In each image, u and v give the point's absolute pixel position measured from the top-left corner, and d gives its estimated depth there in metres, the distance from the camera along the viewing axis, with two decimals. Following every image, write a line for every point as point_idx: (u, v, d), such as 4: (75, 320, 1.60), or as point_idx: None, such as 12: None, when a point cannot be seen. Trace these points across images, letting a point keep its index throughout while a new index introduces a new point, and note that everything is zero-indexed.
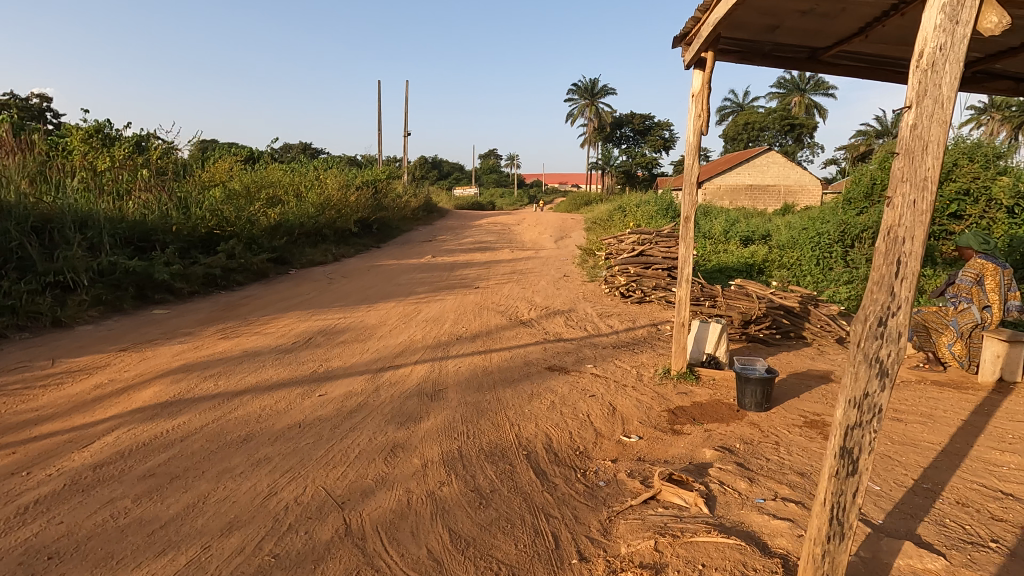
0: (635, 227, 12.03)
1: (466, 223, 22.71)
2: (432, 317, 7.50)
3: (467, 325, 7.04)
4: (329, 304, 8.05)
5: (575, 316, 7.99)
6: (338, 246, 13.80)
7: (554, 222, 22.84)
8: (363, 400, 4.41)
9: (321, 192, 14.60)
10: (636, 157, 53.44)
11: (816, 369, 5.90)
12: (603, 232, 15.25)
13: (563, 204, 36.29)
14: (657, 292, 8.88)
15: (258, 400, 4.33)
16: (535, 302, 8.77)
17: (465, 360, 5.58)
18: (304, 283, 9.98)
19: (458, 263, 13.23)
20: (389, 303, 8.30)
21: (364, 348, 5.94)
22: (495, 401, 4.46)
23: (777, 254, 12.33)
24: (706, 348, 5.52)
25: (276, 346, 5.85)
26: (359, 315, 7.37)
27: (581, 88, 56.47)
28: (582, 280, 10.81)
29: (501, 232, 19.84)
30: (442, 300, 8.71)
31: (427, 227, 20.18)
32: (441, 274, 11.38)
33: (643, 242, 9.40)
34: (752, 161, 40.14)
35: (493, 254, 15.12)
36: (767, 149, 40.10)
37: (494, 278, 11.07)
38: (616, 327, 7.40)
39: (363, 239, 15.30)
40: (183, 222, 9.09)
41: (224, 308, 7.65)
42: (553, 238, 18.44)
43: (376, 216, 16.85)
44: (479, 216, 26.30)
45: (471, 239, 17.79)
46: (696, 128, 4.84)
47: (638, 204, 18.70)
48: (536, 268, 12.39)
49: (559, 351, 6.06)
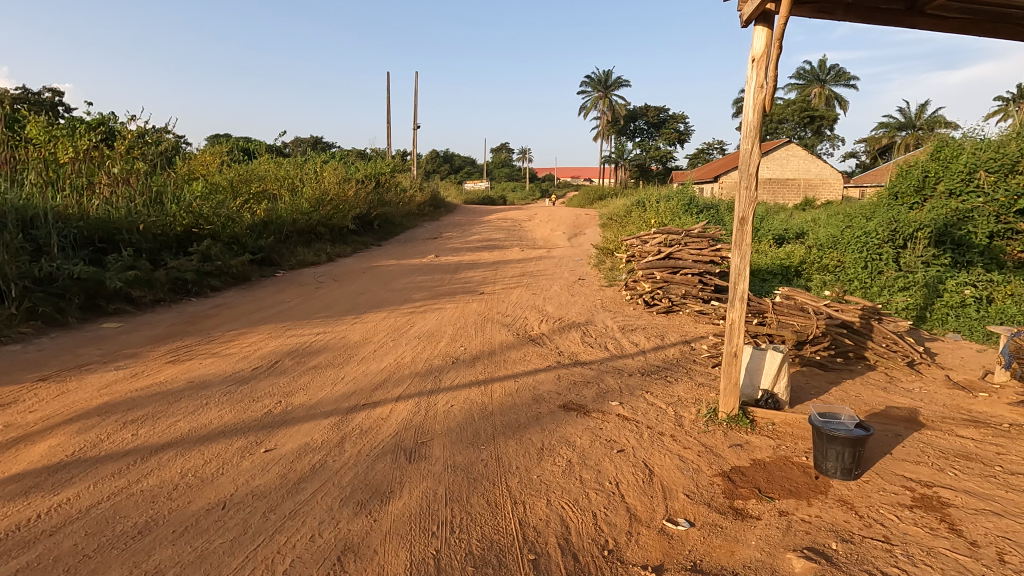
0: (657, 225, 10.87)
1: (474, 219, 21.66)
2: (425, 332, 6.44)
3: (465, 343, 5.98)
4: (310, 315, 7.03)
5: (593, 330, 6.89)
6: (334, 245, 12.80)
7: (567, 217, 21.71)
8: (321, 460, 3.36)
9: (316, 186, 13.57)
10: (651, 150, 51.93)
11: (895, 407, 4.76)
12: (621, 229, 14.10)
13: (575, 199, 35.06)
14: (686, 301, 7.75)
15: (182, 460, 3.30)
16: (546, 312, 7.68)
17: (459, 393, 4.51)
18: (288, 288, 8.98)
19: (463, 264, 12.16)
20: (380, 313, 7.27)
21: (337, 376, 4.90)
22: (493, 462, 3.38)
23: (816, 255, 11.10)
24: (761, 383, 4.39)
25: (232, 372, 4.84)
26: (341, 330, 6.35)
27: (595, 79, 55.09)
28: (599, 284, 9.69)
29: (510, 229, 18.74)
30: (440, 310, 7.65)
31: (433, 224, 19.11)
32: (443, 276, 10.33)
33: (669, 243, 8.25)
34: (772, 154, 38.56)
35: (502, 253, 14.05)
36: (788, 141, 38.49)
37: (501, 281, 9.99)
38: (642, 346, 6.29)
39: (362, 238, 14.30)
40: (153, 220, 8.12)
41: (189, 320, 6.66)
42: (566, 235, 17.32)
43: (378, 212, 15.83)
44: (488, 211, 25.19)
45: (478, 236, 16.70)
46: (759, 99, 3.78)
47: (657, 199, 17.47)
48: (547, 270, 11.28)
49: (575, 381, 4.97)
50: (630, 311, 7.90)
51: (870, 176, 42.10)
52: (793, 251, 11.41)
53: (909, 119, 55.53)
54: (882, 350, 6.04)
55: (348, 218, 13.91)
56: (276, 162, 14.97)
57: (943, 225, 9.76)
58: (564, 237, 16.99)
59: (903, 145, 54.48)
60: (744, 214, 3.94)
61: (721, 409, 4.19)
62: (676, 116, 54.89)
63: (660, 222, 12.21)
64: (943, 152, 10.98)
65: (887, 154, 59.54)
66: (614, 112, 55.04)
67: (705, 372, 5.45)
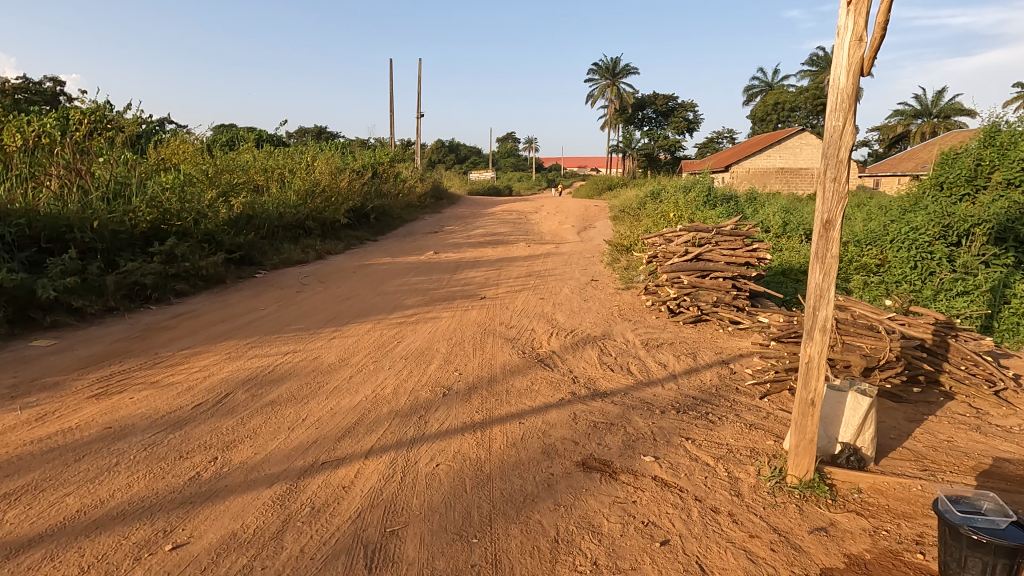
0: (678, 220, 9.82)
1: (478, 211, 20.63)
2: (414, 350, 5.45)
3: (460, 366, 4.98)
4: (283, 327, 6.07)
5: (612, 346, 5.87)
6: (324, 240, 11.81)
7: (575, 209, 20.65)
8: (245, 567, 2.39)
9: (306, 177, 12.56)
10: (659, 140, 50.53)
11: (1004, 459, 3.73)
12: (635, 224, 13.03)
13: (582, 190, 33.95)
14: (717, 310, 6.72)
15: (48, 568, 2.34)
16: (556, 323, 6.67)
17: (449, 444, 3.52)
18: (267, 291, 8.03)
19: (464, 262, 11.15)
20: (364, 325, 6.29)
21: (298, 416, 3.93)
22: (488, 571, 2.40)
23: (854, 253, 9.98)
24: (840, 434, 3.38)
25: (167, 410, 3.88)
26: (314, 349, 5.38)
27: (603, 67, 53.67)
28: (615, 287, 8.67)
29: (515, 221, 17.70)
30: (434, 320, 6.67)
31: (433, 216, 18.07)
32: (441, 277, 9.36)
33: (696, 242, 7.18)
34: (784, 143, 37.20)
35: (507, 248, 13.04)
36: (802, 129, 37.10)
37: (505, 283, 8.97)
38: (671, 367, 5.27)
39: (356, 232, 13.32)
40: (109, 215, 7.16)
41: (139, 334, 5.72)
42: (574, 229, 16.29)
43: (374, 204, 14.82)
44: (492, 202, 24.13)
45: (481, 230, 15.67)
46: (856, 57, 2.77)
47: (672, 191, 16.35)
48: (557, 269, 10.25)
49: (596, 422, 3.96)
50: (653, 320, 6.87)
51: (886, 165, 40.71)
52: (828, 248, 10.31)
53: (924, 107, 53.75)
54: (962, 374, 5.00)
55: (341, 212, 12.91)
56: (265, 152, 13.97)
57: (1005, 220, 8.57)
58: (573, 231, 15.93)
59: (919, 134, 52.90)
60: (831, 214, 2.91)
61: (790, 472, 3.20)
62: (685, 104, 53.40)
63: (679, 217, 11.19)
64: (999, 137, 9.80)
65: (902, 142, 57.87)
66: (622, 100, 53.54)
67: (754, 408, 4.43)
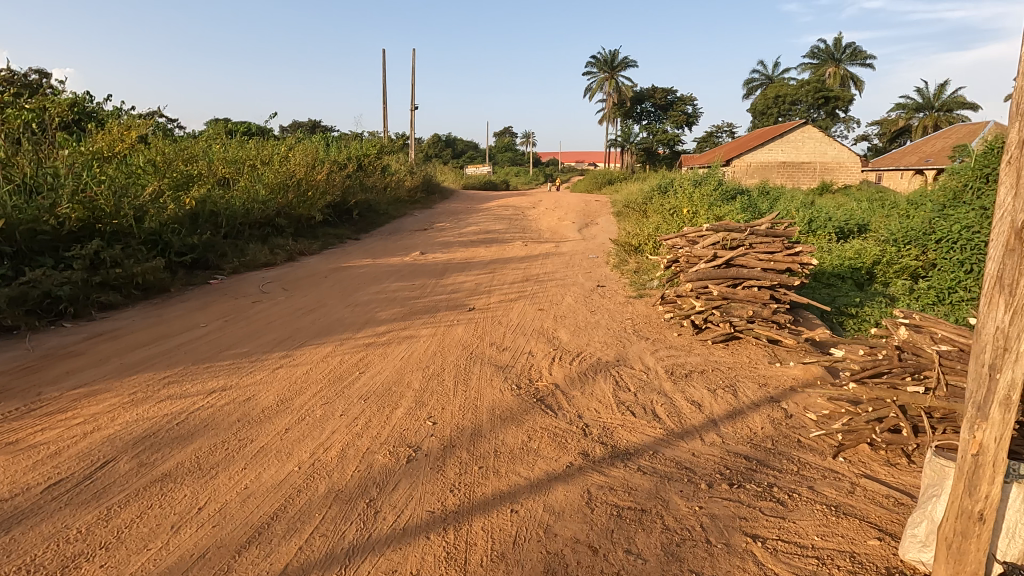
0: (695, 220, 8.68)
1: (472, 206, 19.43)
2: (378, 386, 4.26)
3: (435, 412, 3.81)
4: (219, 350, 4.88)
5: (629, 376, 4.72)
6: (298, 240, 10.60)
7: (574, 204, 19.49)
8: None
9: (278, 169, 11.33)
10: (658, 134, 49.31)
11: None
12: (643, 221, 11.86)
13: (581, 184, 32.75)
14: (752, 327, 5.55)
15: None
16: (559, 343, 5.50)
17: (404, 560, 2.35)
18: (219, 302, 6.85)
19: (453, 264, 9.94)
20: (322, 349, 5.10)
21: (194, 501, 2.75)
22: None
23: (893, 254, 8.80)
24: (1001, 552, 2.21)
25: (6, 495, 2.71)
26: (249, 386, 4.19)
27: (601, 60, 52.47)
28: (625, 295, 7.50)
29: (511, 217, 16.49)
30: (410, 339, 5.48)
31: (424, 212, 16.86)
32: (425, 282, 8.19)
33: (726, 245, 5.99)
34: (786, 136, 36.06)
35: (501, 248, 11.86)
36: (804, 123, 35.94)
37: (498, 290, 7.79)
38: (709, 409, 4.10)
39: (335, 231, 12.11)
40: (21, 211, 5.96)
41: (34, 362, 4.54)
42: (574, 225, 15.14)
43: (357, 200, 13.61)
44: (487, 197, 22.95)
45: (474, 226, 14.47)
46: None
47: (679, 185, 15.15)
48: (557, 272, 9.08)
49: (619, 509, 2.79)
50: (675, 339, 5.71)
51: (891, 158, 39.61)
52: (863, 249, 9.14)
53: (927, 100, 52.62)
54: None
55: (318, 208, 11.69)
56: (237, 142, 12.72)
57: None
58: (573, 228, 14.74)
59: (920, 127, 51.88)
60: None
61: None
62: (684, 97, 52.17)
63: (693, 214, 10.03)
64: None
65: (905, 135, 56.81)
66: (621, 93, 52.19)
67: (830, 476, 3.27)
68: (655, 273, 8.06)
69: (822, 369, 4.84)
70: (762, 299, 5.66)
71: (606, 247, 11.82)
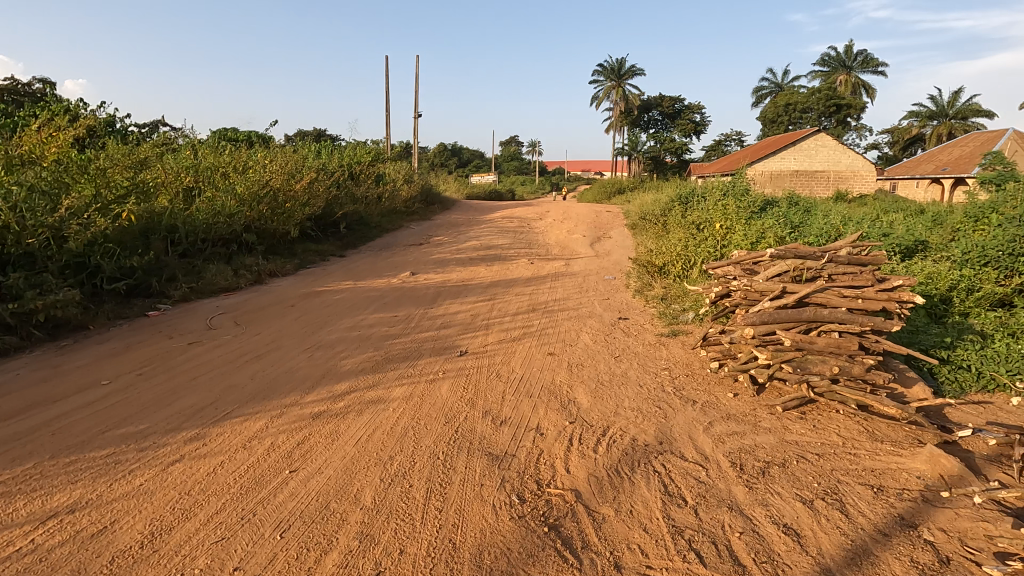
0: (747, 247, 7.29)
1: (474, 218, 18.05)
2: (309, 501, 2.84)
3: (386, 565, 2.38)
4: (103, 431, 3.49)
5: (679, 473, 3.28)
6: (270, 259, 9.27)
7: (583, 215, 18.09)
8: None
9: (252, 177, 10.02)
10: (665, 142, 48.03)
11: None
12: (666, 237, 10.44)
13: (588, 194, 31.36)
14: (840, 391, 4.09)
15: None
16: (577, 411, 4.08)
17: None
18: (146, 342, 5.47)
19: (446, 288, 8.53)
20: (251, 425, 3.69)
21: None
22: None
23: (973, 278, 7.32)
24: None
25: None
26: (117, 500, 2.80)
27: (607, 68, 51.28)
28: (654, 333, 6.07)
29: (515, 230, 15.12)
30: (375, 406, 4.06)
31: (420, 225, 15.50)
32: (410, 314, 6.78)
33: (796, 276, 4.53)
34: (798, 144, 34.55)
35: (503, 266, 10.45)
36: (818, 130, 34.46)
37: (499, 325, 6.38)
38: (814, 545, 2.66)
39: (317, 247, 10.77)
40: None
41: None
42: (584, 239, 13.73)
43: (344, 212, 12.29)
44: (490, 208, 21.63)
45: (474, 240, 13.09)
46: None
47: (700, 195, 13.74)
48: (571, 299, 7.69)
49: None
50: (733, 404, 4.27)
51: (910, 166, 38.07)
52: (933, 271, 7.64)
53: (940, 107, 51.09)
54: None
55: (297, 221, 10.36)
56: (212, 149, 11.44)
57: None
58: (583, 242, 13.33)
59: (935, 134, 50.40)
60: None
61: None
62: (692, 106, 50.91)
63: (728, 231, 8.60)
64: None
65: (919, 143, 55.28)
66: (628, 102, 50.85)
67: None
68: (694, 304, 6.62)
69: (956, 463, 3.37)
70: (850, 351, 4.21)
71: (622, 265, 10.41)
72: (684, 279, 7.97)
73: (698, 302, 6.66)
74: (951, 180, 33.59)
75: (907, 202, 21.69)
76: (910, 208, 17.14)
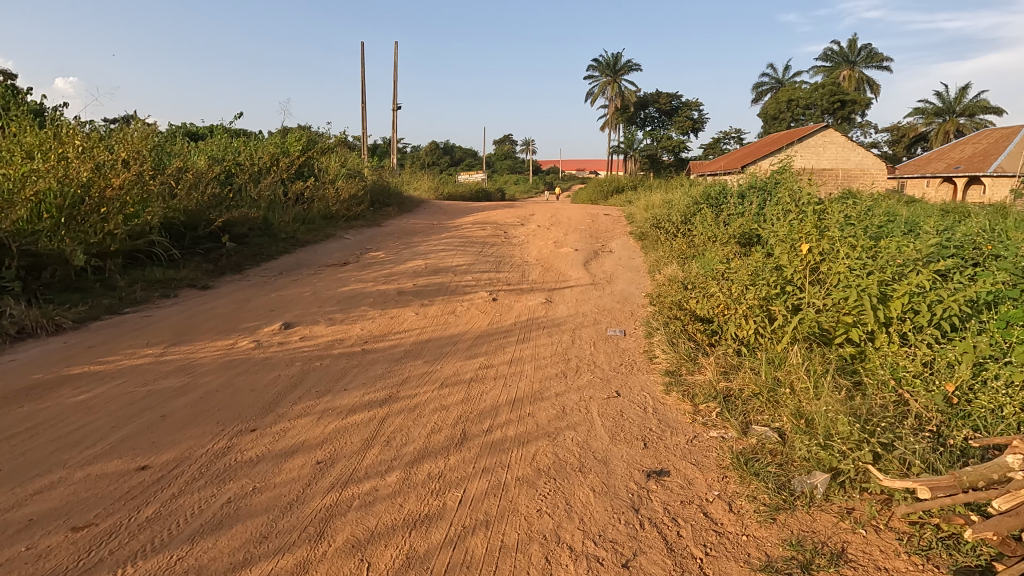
0: (901, 310, 3.62)
1: (438, 223, 14.31)
2: None
3: None
4: None
5: None
6: (40, 304, 5.48)
7: (573, 220, 14.39)
8: None
9: (36, 169, 6.25)
10: (662, 139, 44.54)
11: None
12: (700, 264, 6.78)
13: (581, 194, 27.79)
14: None
15: None
16: None
17: None
18: None
19: (324, 364, 4.76)
20: None
21: None
22: None
23: None
24: None
25: None
26: None
27: (602, 64, 47.48)
28: (749, 557, 2.35)
29: (483, 241, 11.40)
30: None
31: (360, 234, 11.67)
32: (177, 470, 3.00)
33: None
34: (806, 140, 31.11)
35: (446, 303, 6.74)
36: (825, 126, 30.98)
37: (360, 513, 2.64)
38: None
39: (160, 278, 6.98)
40: None
41: None
42: (571, 255, 10.03)
43: (225, 219, 8.50)
44: (463, 210, 17.82)
45: (421, 258, 9.35)
46: None
47: (731, 196, 10.06)
48: (544, 400, 3.93)
49: None
50: None
51: (923, 163, 34.65)
52: None
53: (949, 104, 47.77)
54: None
55: (117, 236, 6.58)
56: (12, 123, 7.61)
57: None
58: (573, 260, 9.63)
59: (943, 132, 47.29)
60: None
61: None
62: (689, 102, 47.36)
63: (823, 256, 4.88)
64: None
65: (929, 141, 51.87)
66: (622, 99, 47.21)
67: None
68: (833, 446, 2.91)
69: None
70: None
71: (631, 306, 6.72)
72: (766, 354, 4.25)
73: (841, 433, 2.95)
74: (968, 179, 30.27)
75: (945, 204, 18.20)
76: (977, 209, 13.43)
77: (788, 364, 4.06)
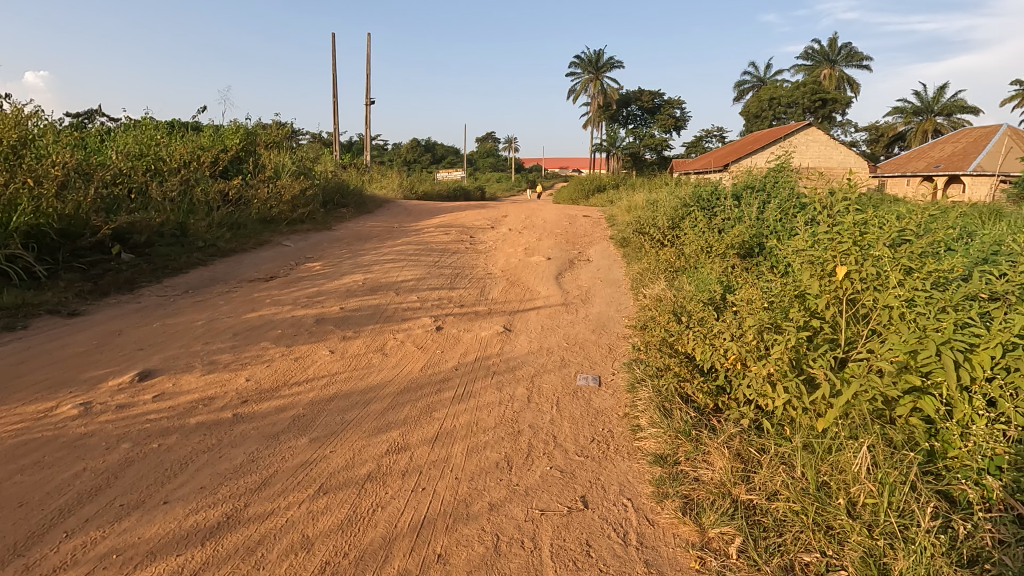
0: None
1: (400, 226, 12.84)
2: None
3: None
4: None
5: None
6: None
7: (550, 222, 13.02)
8: None
9: None
10: (645, 137, 43.54)
11: None
12: (695, 283, 5.43)
13: (563, 193, 26.43)
14: None
15: None
16: None
17: None
18: None
19: (166, 445, 3.28)
20: None
21: None
22: None
23: None
24: None
25: None
26: None
27: (583, 61, 46.38)
28: None
29: (444, 248, 9.97)
30: None
31: (304, 239, 10.14)
32: None
33: None
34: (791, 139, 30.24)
35: (375, 335, 5.29)
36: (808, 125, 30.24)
37: None
38: None
39: (8, 303, 5.44)
40: None
41: None
42: (541, 266, 8.66)
43: (116, 224, 6.86)
44: (432, 211, 16.38)
45: (363, 270, 7.89)
46: None
47: (723, 199, 8.74)
48: (469, 523, 2.53)
49: None
50: None
51: (904, 162, 33.93)
52: None
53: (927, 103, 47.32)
54: None
55: None
56: None
57: None
58: (543, 272, 8.24)
59: (923, 131, 46.91)
60: None
61: None
62: (672, 99, 46.39)
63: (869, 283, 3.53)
64: None
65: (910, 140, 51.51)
66: (604, 96, 46.19)
67: None
68: None
69: None
70: None
71: (609, 339, 5.35)
72: (802, 437, 2.91)
73: None
74: (948, 179, 29.60)
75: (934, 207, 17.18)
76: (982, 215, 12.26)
77: (839, 455, 2.72)
